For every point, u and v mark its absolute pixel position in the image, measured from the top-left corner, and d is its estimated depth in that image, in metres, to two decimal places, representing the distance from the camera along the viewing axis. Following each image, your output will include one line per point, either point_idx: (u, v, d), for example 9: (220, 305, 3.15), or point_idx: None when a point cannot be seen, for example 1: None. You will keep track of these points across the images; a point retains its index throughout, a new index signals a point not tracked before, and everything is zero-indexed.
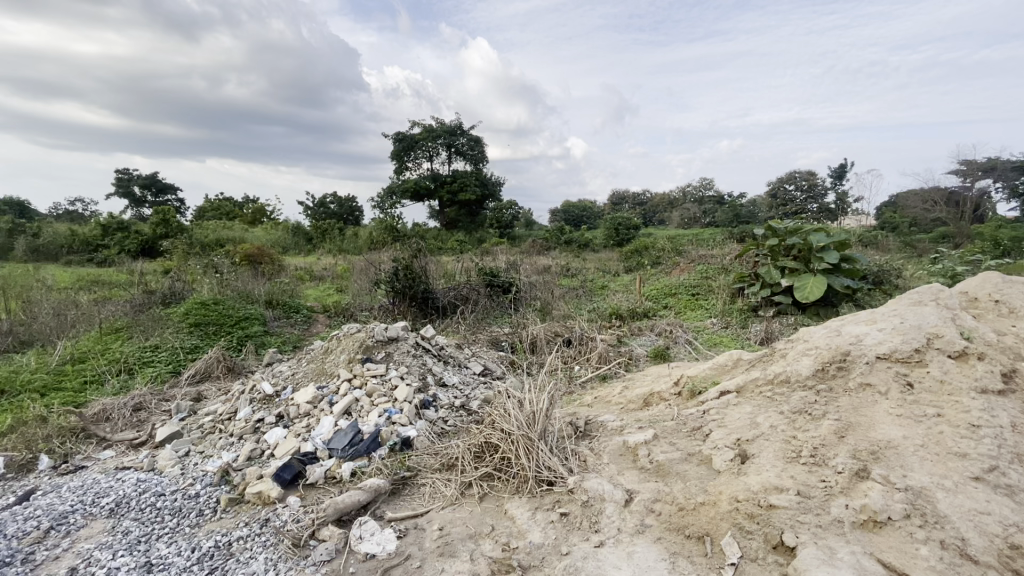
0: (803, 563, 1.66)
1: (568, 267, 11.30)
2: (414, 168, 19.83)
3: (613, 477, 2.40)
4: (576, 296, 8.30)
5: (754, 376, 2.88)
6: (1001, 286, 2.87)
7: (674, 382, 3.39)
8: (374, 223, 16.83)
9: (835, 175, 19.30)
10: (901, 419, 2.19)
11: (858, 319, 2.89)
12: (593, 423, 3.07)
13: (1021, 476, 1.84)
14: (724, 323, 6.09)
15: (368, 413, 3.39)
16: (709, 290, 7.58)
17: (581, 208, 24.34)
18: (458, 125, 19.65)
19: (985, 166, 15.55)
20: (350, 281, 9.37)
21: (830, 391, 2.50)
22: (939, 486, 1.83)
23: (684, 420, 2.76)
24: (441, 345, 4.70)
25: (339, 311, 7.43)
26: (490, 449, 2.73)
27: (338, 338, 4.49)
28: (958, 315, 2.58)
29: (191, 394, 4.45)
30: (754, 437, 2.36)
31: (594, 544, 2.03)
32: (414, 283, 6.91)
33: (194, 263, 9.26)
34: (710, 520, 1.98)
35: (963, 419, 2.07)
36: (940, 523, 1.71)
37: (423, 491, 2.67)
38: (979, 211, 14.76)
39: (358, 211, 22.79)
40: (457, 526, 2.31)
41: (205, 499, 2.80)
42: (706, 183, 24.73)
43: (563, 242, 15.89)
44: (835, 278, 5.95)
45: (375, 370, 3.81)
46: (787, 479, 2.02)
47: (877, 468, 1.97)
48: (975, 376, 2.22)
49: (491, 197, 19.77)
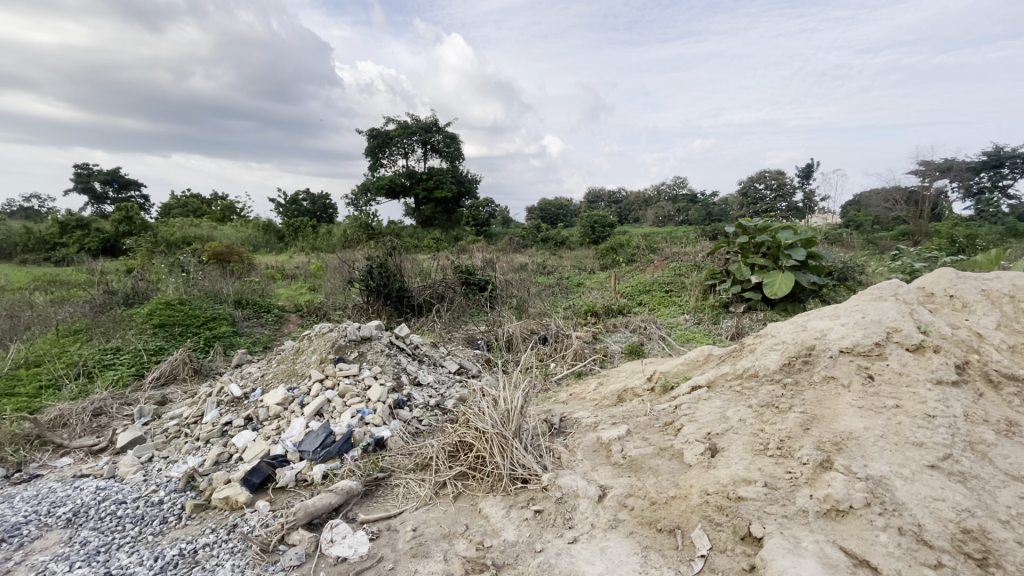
0: (769, 554, 1.70)
1: (544, 264, 11.32)
2: (389, 165, 19.60)
3: (588, 473, 2.42)
4: (552, 293, 8.33)
5: (724, 371, 2.94)
6: (955, 281, 3.00)
7: (648, 378, 3.43)
8: (349, 221, 16.57)
9: (802, 175, 19.89)
10: (863, 410, 2.26)
11: (822, 314, 2.98)
12: (568, 419, 3.08)
13: (973, 464, 1.92)
14: (696, 319, 6.21)
15: (341, 414, 3.34)
16: (681, 287, 7.72)
17: (557, 206, 24.47)
18: (433, 122, 19.48)
19: (942, 166, 16.22)
20: (323, 280, 9.21)
21: (796, 384, 2.56)
22: (897, 474, 1.91)
23: (657, 415, 2.80)
24: (416, 345, 4.65)
25: (312, 310, 7.28)
26: (464, 448, 2.72)
27: (309, 338, 4.41)
28: (916, 310, 2.68)
29: (155, 397, 4.29)
30: (724, 432, 2.41)
31: (568, 541, 2.03)
32: (389, 282, 6.83)
33: (159, 261, 8.95)
34: (682, 513, 2.01)
35: (919, 409, 2.15)
36: (899, 510, 1.77)
37: (397, 492, 2.64)
38: (937, 210, 15.38)
39: (332, 208, 22.40)
40: (431, 527, 2.29)
41: (170, 506, 2.71)
42: (679, 182, 25.16)
43: (540, 240, 15.96)
44: (802, 275, 6.12)
45: (348, 370, 3.75)
46: (754, 471, 2.08)
47: (839, 459, 2.03)
48: (931, 368, 2.31)
49: (467, 194, 19.70)
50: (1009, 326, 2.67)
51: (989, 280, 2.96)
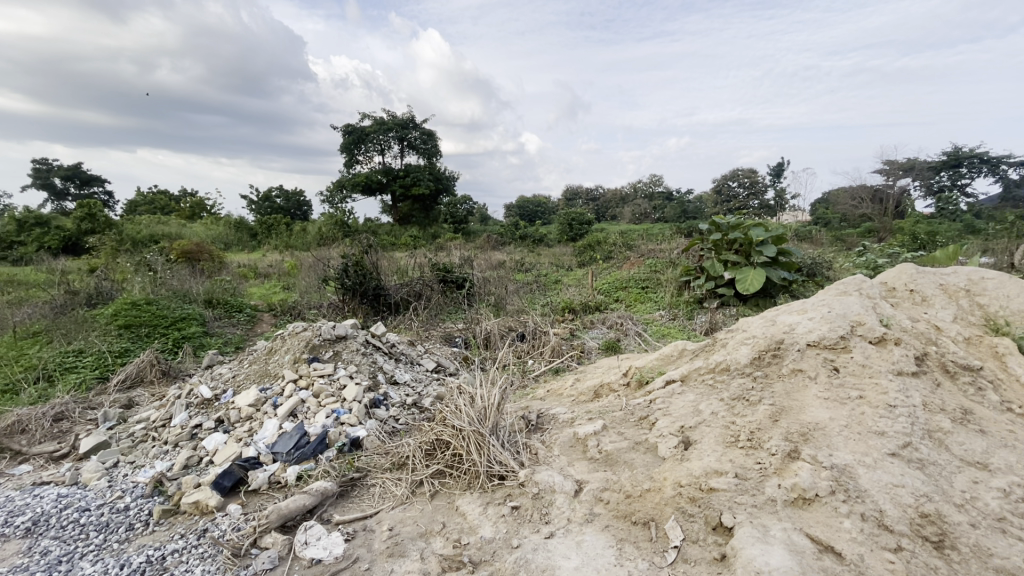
0: (739, 542, 1.74)
1: (522, 262, 11.35)
2: (365, 162, 19.33)
3: (564, 468, 2.43)
4: (530, 290, 8.35)
5: (697, 365, 2.99)
6: (915, 276, 3.12)
7: (623, 373, 3.48)
8: (324, 218, 16.31)
9: (773, 173, 20.41)
10: (829, 401, 2.34)
11: (791, 309, 3.06)
12: (545, 415, 3.10)
13: (931, 451, 2.00)
14: (671, 314, 6.32)
15: (316, 414, 3.29)
16: (657, 283, 7.83)
17: (535, 204, 24.56)
18: (409, 118, 19.27)
19: (905, 166, 16.87)
20: (297, 279, 9.05)
21: (765, 377, 2.63)
22: (860, 462, 1.98)
23: (632, 410, 2.84)
24: (393, 343, 4.60)
25: (285, 309, 7.13)
26: (441, 446, 2.71)
27: (282, 337, 4.32)
28: (878, 304, 2.78)
29: (121, 400, 4.15)
30: (696, 425, 2.46)
31: (544, 536, 2.05)
32: (365, 280, 6.75)
33: (125, 260, 8.65)
34: (656, 505, 2.05)
35: (882, 400, 2.23)
36: (861, 497, 1.84)
37: (373, 492, 2.62)
38: (900, 208, 15.96)
39: (307, 205, 22.00)
40: (407, 526, 2.28)
41: (136, 512, 2.63)
42: (655, 179, 25.52)
43: (518, 237, 15.98)
44: (773, 271, 6.28)
45: (323, 370, 3.70)
46: (726, 463, 2.13)
47: (806, 449, 2.10)
48: (893, 360, 2.40)
49: (445, 191, 19.60)
50: (965, 319, 2.79)
51: (946, 275, 3.09)
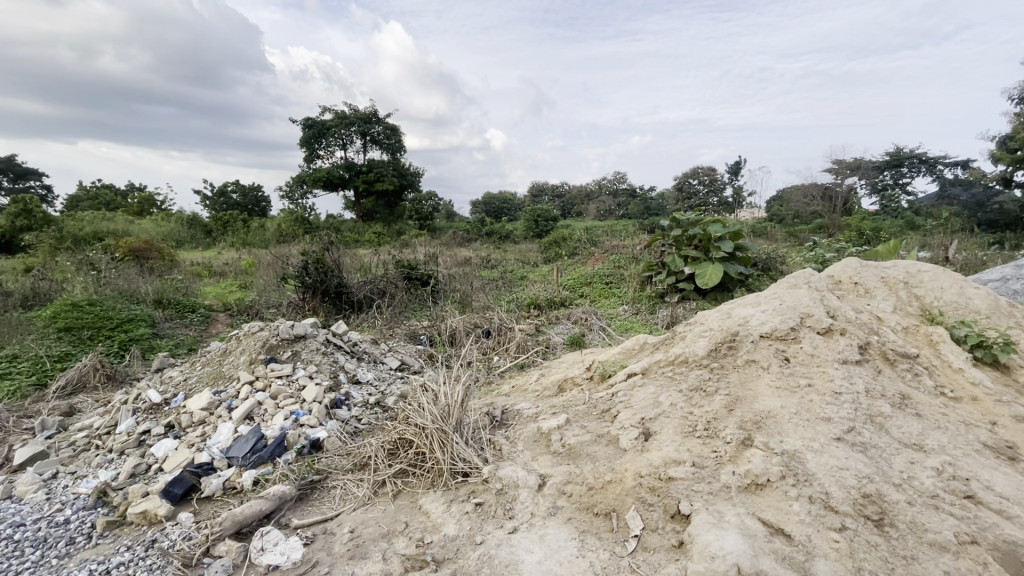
0: (696, 529, 1.79)
1: (488, 258, 11.33)
2: (326, 156, 18.83)
3: (527, 463, 2.44)
4: (496, 287, 8.34)
5: (657, 358, 3.06)
6: (859, 269, 3.29)
7: (587, 368, 3.52)
8: (284, 215, 15.81)
9: (731, 172, 21.11)
10: (780, 390, 2.43)
11: (745, 302, 3.16)
12: (510, 411, 3.10)
13: (872, 434, 2.12)
14: (634, 309, 6.45)
15: (273, 417, 3.19)
16: (621, 278, 7.97)
17: (502, 200, 24.57)
18: (372, 112, 18.89)
19: (852, 166, 17.81)
20: (254, 277, 8.74)
21: (721, 368, 2.71)
22: (809, 447, 2.06)
23: (595, 403, 2.88)
24: (355, 342, 4.51)
25: (242, 308, 6.88)
26: (403, 445, 2.67)
27: (238, 337, 4.17)
28: (826, 296, 2.91)
29: (61, 408, 3.91)
30: (656, 416, 2.52)
31: (508, 531, 2.05)
32: (327, 277, 6.59)
33: (64, 258, 8.14)
34: (617, 496, 2.08)
35: (828, 387, 2.34)
36: (810, 480, 1.92)
37: (334, 494, 2.56)
38: (848, 205, 16.81)
39: (265, 201, 21.28)
40: (369, 527, 2.24)
41: (77, 525, 2.48)
42: (619, 176, 25.97)
43: (484, 234, 15.95)
44: (730, 266, 6.50)
45: (280, 371, 3.59)
46: (684, 453, 2.18)
47: (759, 437, 2.18)
48: (839, 349, 2.52)
49: (409, 187, 19.35)
50: (903, 310, 2.97)
51: (887, 268, 3.27)
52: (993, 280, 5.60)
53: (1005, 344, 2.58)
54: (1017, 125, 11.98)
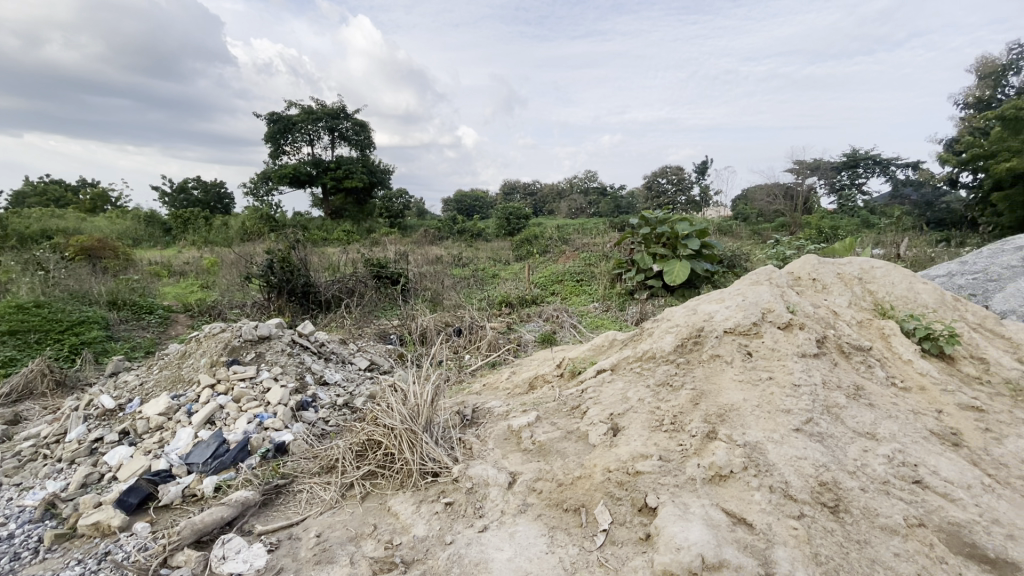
0: (663, 521, 1.83)
1: (460, 256, 11.27)
2: (292, 152, 18.36)
3: (498, 461, 2.44)
4: (468, 285, 8.30)
5: (626, 354, 3.10)
6: (817, 266, 3.41)
7: (557, 365, 3.54)
8: (248, 213, 15.35)
9: (698, 171, 21.62)
10: (743, 383, 2.50)
11: (710, 298, 3.24)
12: (480, 409, 3.09)
13: (829, 425, 2.20)
14: (605, 306, 6.53)
15: (236, 420, 3.09)
16: (591, 276, 8.06)
17: (473, 198, 24.48)
18: (340, 108, 18.51)
19: (812, 167, 18.52)
20: (217, 277, 8.45)
21: (687, 363, 2.77)
22: (770, 439, 2.13)
23: (565, 400, 2.91)
24: (322, 342, 4.41)
25: (203, 309, 6.64)
26: (372, 446, 2.62)
27: (198, 339, 4.03)
28: (786, 292, 3.00)
29: (5, 417, 3.69)
30: (625, 411, 2.55)
31: (478, 530, 2.05)
32: (293, 276, 6.42)
33: (9, 258, 7.68)
34: (586, 492, 2.10)
35: (788, 379, 2.42)
36: (770, 470, 1.99)
37: (300, 498, 2.50)
38: (808, 204, 17.45)
39: (228, 197, 20.58)
40: (337, 531, 2.20)
41: (22, 540, 2.35)
42: (590, 175, 26.25)
43: (456, 232, 15.86)
44: (697, 263, 6.66)
45: (243, 373, 3.48)
46: (651, 447, 2.22)
47: (723, 429, 2.23)
48: (798, 343, 2.60)
49: (379, 184, 19.06)
50: (858, 304, 3.09)
51: (843, 265, 3.41)
52: (940, 275, 5.89)
53: (950, 336, 2.72)
54: (963, 129, 12.65)
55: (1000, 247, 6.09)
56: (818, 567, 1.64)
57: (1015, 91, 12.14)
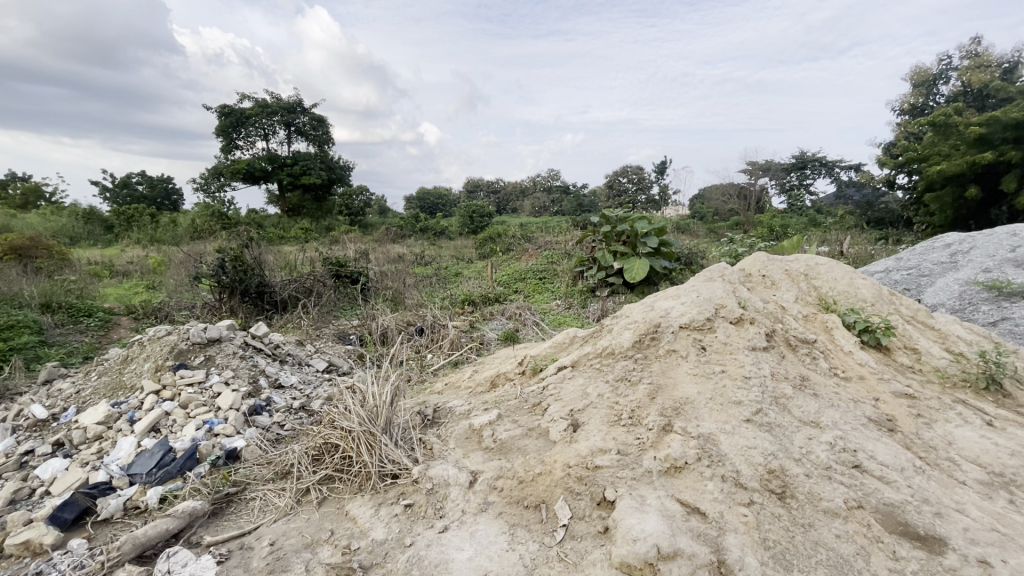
0: (621, 514, 1.86)
1: (422, 254, 11.13)
2: (245, 147, 17.66)
3: (459, 461, 2.42)
4: (430, 284, 8.22)
5: (586, 351, 3.14)
6: (766, 263, 3.55)
7: (519, 363, 3.56)
8: (198, 210, 14.68)
9: (658, 171, 22.17)
10: (697, 377, 2.58)
11: (667, 295, 3.31)
12: (442, 409, 3.07)
13: (777, 415, 2.30)
14: (567, 303, 6.61)
15: (183, 428, 2.95)
16: (553, 274, 8.14)
17: (436, 196, 24.26)
18: (297, 102, 17.95)
19: (763, 167, 19.34)
20: (164, 277, 8.04)
21: (645, 358, 2.83)
22: (722, 430, 2.21)
23: (526, 397, 2.92)
24: (277, 344, 4.26)
25: (149, 311, 6.30)
26: (329, 450, 2.56)
27: (141, 342, 3.82)
28: (737, 289, 3.11)
29: None
30: (585, 408, 2.59)
31: (438, 531, 2.03)
32: (247, 276, 6.18)
33: None
34: (546, 488, 2.12)
35: (739, 372, 2.51)
36: (722, 460, 2.06)
37: (253, 506, 2.41)
38: (761, 203, 18.18)
39: (176, 193, 19.61)
40: (291, 538, 2.13)
41: None
42: (553, 174, 26.51)
43: (418, 230, 15.68)
44: (655, 260, 6.83)
45: (191, 378, 3.33)
46: (610, 441, 2.26)
47: (678, 422, 2.30)
48: (748, 337, 2.71)
49: (338, 181, 18.62)
50: (804, 299, 3.25)
51: (790, 262, 3.56)
52: (879, 272, 6.26)
53: (886, 328, 2.90)
54: (900, 134, 13.47)
55: (930, 244, 6.53)
56: (766, 552, 1.71)
57: (944, 99, 13.02)
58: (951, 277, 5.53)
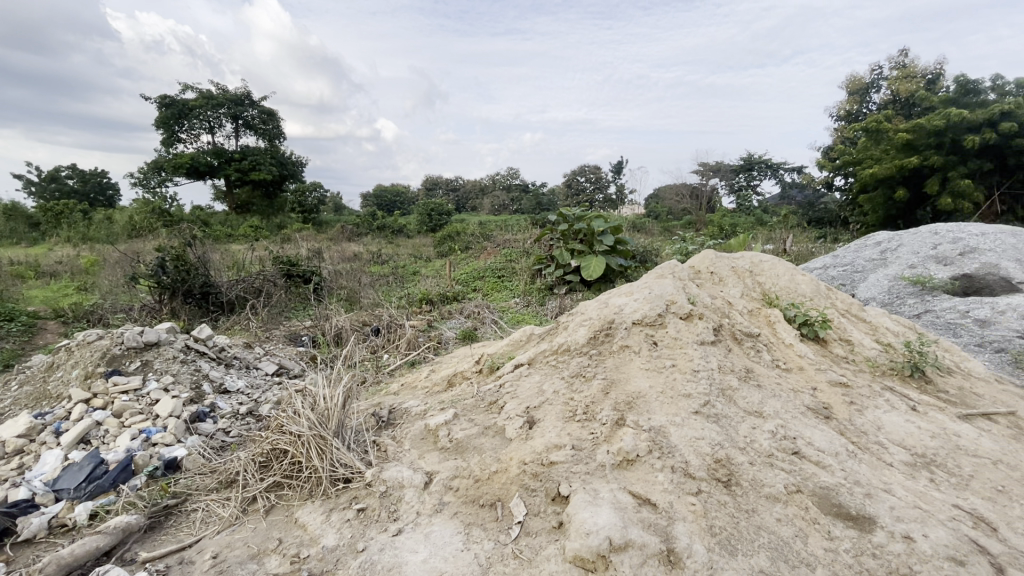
0: (574, 508, 1.89)
1: (379, 253, 10.92)
2: (189, 141, 16.76)
3: (414, 462, 2.39)
4: (387, 283, 8.06)
5: (542, 348, 3.16)
6: (714, 260, 3.67)
7: (475, 362, 3.54)
8: (136, 206, 13.83)
9: (614, 171, 22.62)
10: (649, 371, 2.65)
11: (620, 292, 3.39)
12: (397, 410, 3.01)
13: (723, 406, 2.39)
14: (525, 302, 6.64)
15: (116, 438, 2.77)
16: (512, 272, 8.17)
17: (394, 194, 23.84)
18: (244, 94, 17.16)
19: (713, 168, 20.10)
20: (97, 278, 7.52)
21: (599, 354, 2.88)
22: (672, 422, 2.27)
23: (483, 396, 2.91)
24: (222, 347, 4.07)
25: (80, 314, 5.88)
26: (277, 456, 2.46)
27: (69, 348, 3.55)
28: (687, 285, 3.20)
29: None
30: (540, 404, 2.61)
31: (392, 534, 1.99)
32: (189, 276, 5.87)
33: None
34: (502, 486, 2.12)
35: (688, 366, 2.59)
36: (672, 451, 2.12)
37: (194, 518, 2.29)
38: (712, 203, 18.86)
39: (111, 188, 18.40)
40: (236, 549, 2.04)
41: None
42: (512, 172, 26.57)
43: (375, 228, 15.36)
44: (611, 258, 6.96)
45: (126, 385, 3.13)
46: (565, 437, 2.28)
47: (630, 416, 2.35)
48: (697, 332, 2.79)
49: (290, 177, 17.99)
50: (749, 295, 3.39)
51: (736, 259, 3.70)
52: (819, 268, 6.61)
53: (823, 321, 3.06)
54: (837, 138, 14.30)
55: (863, 242, 6.95)
56: (712, 538, 1.78)
57: (876, 107, 13.92)
58: (882, 273, 5.91)
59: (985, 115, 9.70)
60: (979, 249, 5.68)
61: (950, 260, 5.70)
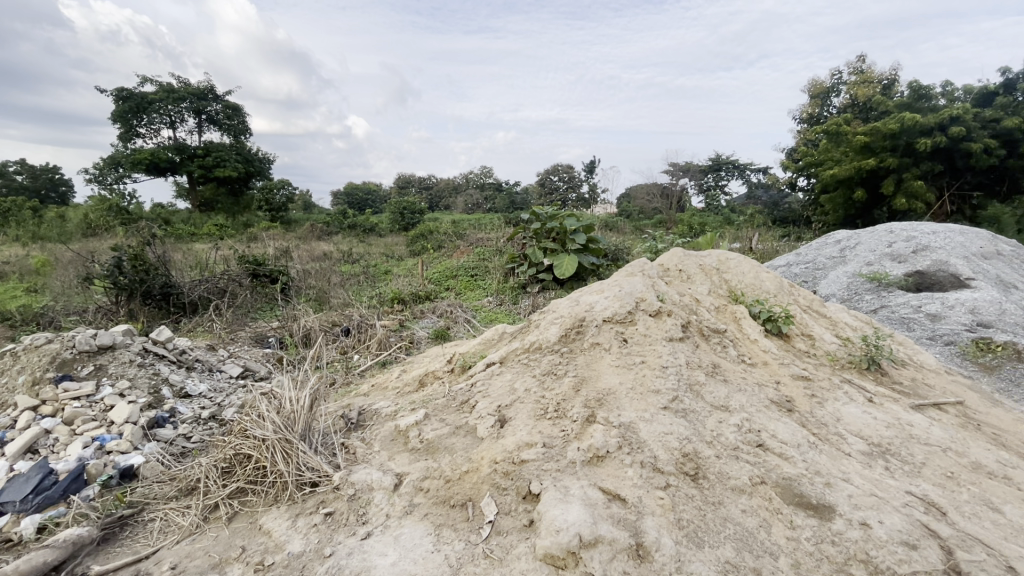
0: (545, 506, 1.89)
1: (350, 252, 10.75)
2: (149, 135, 16.11)
3: (383, 463, 2.35)
4: (358, 282, 7.93)
5: (514, 346, 3.16)
6: (683, 258, 3.74)
7: (447, 361, 3.51)
8: (92, 203, 13.21)
9: (587, 171, 22.82)
10: (619, 367, 2.67)
11: (591, 289, 3.41)
12: (367, 411, 2.96)
13: (691, 401, 2.43)
14: (498, 300, 6.63)
15: (67, 447, 2.63)
16: (485, 271, 8.14)
17: (365, 192, 23.47)
18: (208, 88, 16.59)
19: (683, 168, 20.49)
20: (48, 279, 7.15)
21: (570, 351, 2.90)
22: (641, 418, 2.30)
23: (454, 395, 2.89)
24: (183, 350, 3.92)
25: (30, 317, 5.58)
26: (241, 461, 2.39)
27: (16, 352, 3.36)
28: (656, 282, 3.25)
29: None
30: (511, 403, 2.60)
31: (361, 537, 1.95)
32: (148, 277, 5.64)
33: None
34: (473, 486, 2.10)
35: (657, 362, 2.63)
36: (641, 447, 2.15)
37: (152, 527, 2.20)
38: (682, 202, 19.25)
39: (65, 185, 17.55)
40: (197, 559, 1.97)
41: None
42: (485, 171, 26.51)
43: (346, 226, 15.09)
44: (584, 256, 7.01)
45: (77, 391, 2.97)
46: (536, 435, 2.28)
47: (601, 413, 2.37)
48: (666, 328, 2.83)
49: (257, 174, 17.53)
50: (716, 292, 3.46)
51: (703, 257, 3.78)
52: (783, 265, 6.81)
53: (786, 317, 3.15)
54: (800, 141, 14.79)
55: (824, 240, 7.20)
56: (680, 531, 1.81)
57: (836, 111, 14.44)
58: (841, 270, 6.13)
59: (936, 120, 10.10)
60: (930, 247, 5.96)
61: (904, 257, 5.96)
